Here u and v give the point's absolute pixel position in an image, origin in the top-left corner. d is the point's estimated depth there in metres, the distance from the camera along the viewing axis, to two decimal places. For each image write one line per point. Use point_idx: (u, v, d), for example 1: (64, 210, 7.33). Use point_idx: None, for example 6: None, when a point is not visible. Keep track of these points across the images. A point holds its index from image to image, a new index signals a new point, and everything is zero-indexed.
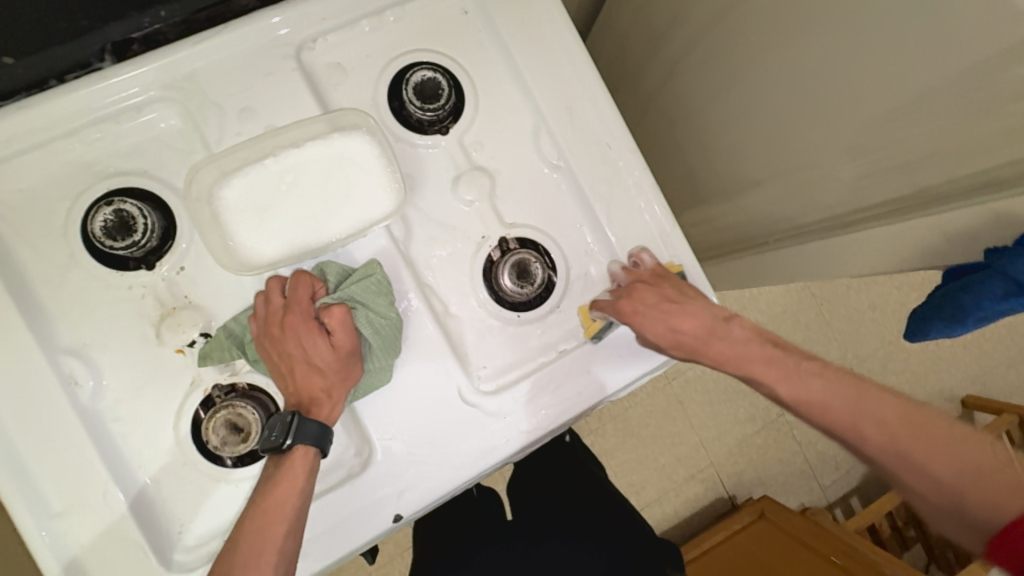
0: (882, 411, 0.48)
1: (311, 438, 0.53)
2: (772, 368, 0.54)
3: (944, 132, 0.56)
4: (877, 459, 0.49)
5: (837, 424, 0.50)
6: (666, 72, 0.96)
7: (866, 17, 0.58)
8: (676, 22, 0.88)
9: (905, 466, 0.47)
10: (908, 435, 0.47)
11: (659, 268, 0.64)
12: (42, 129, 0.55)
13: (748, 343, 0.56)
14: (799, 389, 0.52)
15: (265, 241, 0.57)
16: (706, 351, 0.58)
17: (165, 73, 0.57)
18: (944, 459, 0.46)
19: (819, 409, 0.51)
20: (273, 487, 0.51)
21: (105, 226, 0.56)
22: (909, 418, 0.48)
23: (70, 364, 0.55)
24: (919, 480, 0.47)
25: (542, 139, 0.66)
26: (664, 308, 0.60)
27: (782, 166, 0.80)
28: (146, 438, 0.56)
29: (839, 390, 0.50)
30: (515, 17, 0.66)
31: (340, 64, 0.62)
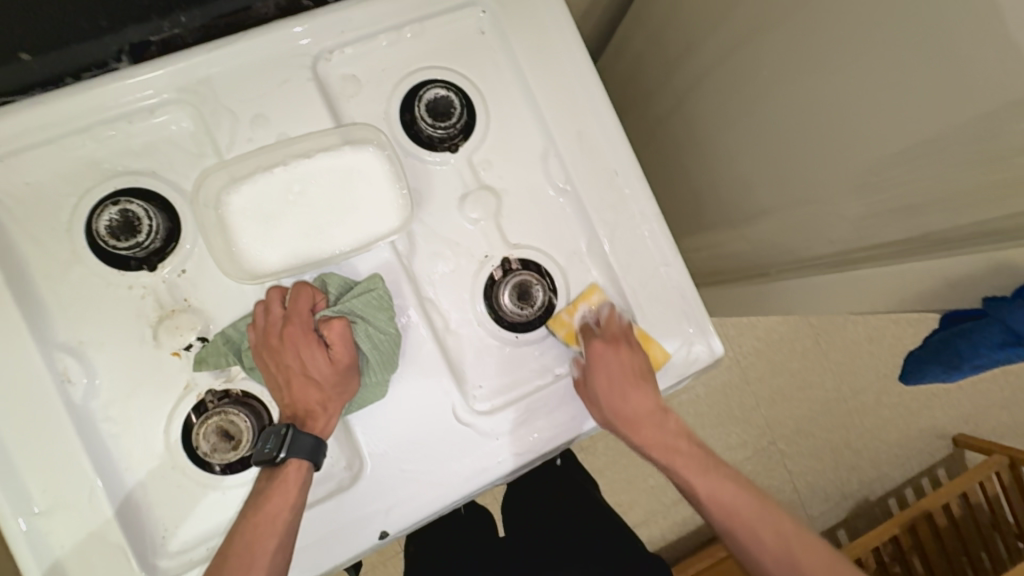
0: (780, 523, 0.58)
1: (305, 452, 0.52)
2: (691, 464, 0.61)
3: (949, 179, 0.57)
4: (756, 560, 0.57)
5: (733, 522, 0.58)
6: (676, 99, 0.97)
7: (876, 61, 0.59)
8: (690, 51, 0.89)
9: (774, 565, 0.56)
10: (795, 540, 0.57)
11: (625, 328, 0.63)
12: (54, 125, 0.55)
13: (678, 438, 0.62)
14: (712, 489, 0.60)
15: (270, 250, 0.57)
16: (638, 433, 0.62)
17: (181, 77, 0.57)
18: (815, 558, 0.55)
19: (719, 502, 0.59)
20: (265, 500, 0.51)
21: (110, 226, 0.56)
22: (786, 534, 0.57)
23: (65, 361, 0.55)
24: (783, 570, 0.56)
25: (550, 161, 0.67)
26: (624, 372, 0.61)
27: (786, 200, 0.80)
28: (136, 439, 0.56)
29: (745, 494, 0.59)
30: (531, 39, 0.66)
31: (354, 76, 0.63)
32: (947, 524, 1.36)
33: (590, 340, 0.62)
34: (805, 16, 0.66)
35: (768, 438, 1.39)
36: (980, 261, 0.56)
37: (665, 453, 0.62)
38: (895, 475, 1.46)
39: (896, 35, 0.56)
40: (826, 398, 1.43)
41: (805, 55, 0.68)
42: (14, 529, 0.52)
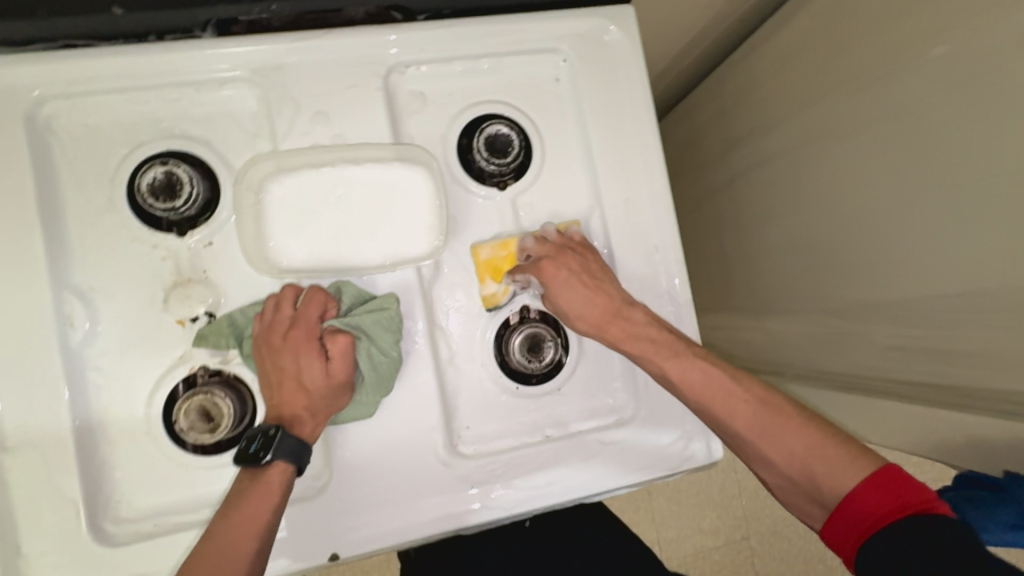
0: (750, 391, 0.55)
1: (291, 454, 0.48)
2: (663, 350, 0.58)
3: (1001, 340, 0.55)
4: (747, 434, 0.54)
5: (715, 403, 0.55)
6: (725, 180, 0.95)
7: (943, 202, 0.57)
8: (747, 139, 0.88)
9: (768, 441, 0.53)
10: (769, 414, 0.53)
11: (563, 236, 0.62)
12: (125, 75, 0.56)
13: (650, 329, 0.59)
14: (689, 373, 0.57)
15: (296, 247, 0.56)
16: (609, 330, 0.60)
17: (257, 59, 0.58)
18: (800, 437, 0.51)
19: (705, 391, 0.56)
20: (244, 504, 0.46)
21: (152, 184, 0.56)
22: (771, 405, 0.54)
23: (72, 304, 0.55)
24: (782, 456, 0.52)
25: (593, 221, 0.66)
26: (581, 281, 0.60)
27: (817, 309, 0.78)
28: (120, 397, 0.55)
29: (719, 376, 0.56)
30: (603, 97, 0.66)
31: (422, 94, 0.63)
32: None
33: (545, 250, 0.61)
34: (875, 137, 0.64)
35: (743, 533, 1.34)
36: (1010, 433, 0.54)
37: (638, 343, 0.59)
38: None
39: (981, 183, 0.54)
40: None
41: (869, 175, 0.66)
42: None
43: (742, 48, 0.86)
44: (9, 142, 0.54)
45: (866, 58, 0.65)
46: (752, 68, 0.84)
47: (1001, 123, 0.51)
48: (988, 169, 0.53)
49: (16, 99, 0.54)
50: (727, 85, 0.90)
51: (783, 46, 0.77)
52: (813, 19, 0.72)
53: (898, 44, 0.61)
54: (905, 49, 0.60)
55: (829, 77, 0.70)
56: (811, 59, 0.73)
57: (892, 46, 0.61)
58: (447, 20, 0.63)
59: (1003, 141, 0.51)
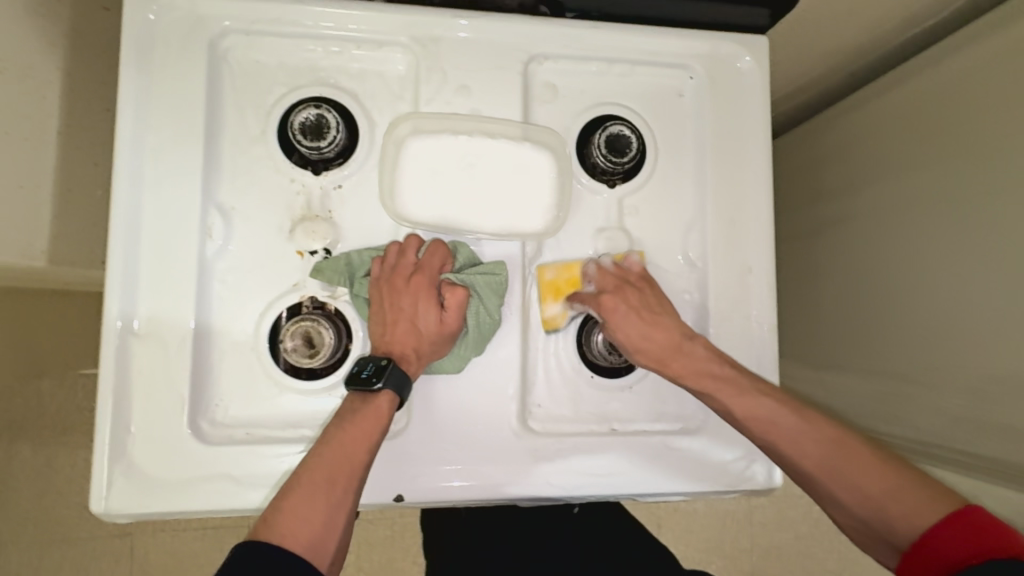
0: (819, 432, 0.55)
1: (396, 385, 0.51)
2: (730, 387, 0.59)
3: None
4: (813, 475, 0.55)
5: (779, 439, 0.56)
6: (802, 227, 0.94)
7: None
8: (835, 188, 0.87)
9: (837, 482, 0.53)
10: (839, 457, 0.54)
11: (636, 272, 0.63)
12: (302, 24, 0.62)
13: (714, 364, 0.60)
14: (750, 409, 0.58)
15: (421, 202, 0.60)
16: (669, 367, 0.61)
17: (417, 29, 0.63)
18: (875, 479, 0.52)
19: (770, 429, 0.57)
20: (357, 419, 0.49)
21: (303, 124, 0.61)
22: (843, 445, 0.54)
23: (213, 218, 0.60)
24: (853, 497, 0.52)
25: (692, 234, 0.68)
26: (639, 315, 0.61)
27: (881, 366, 0.78)
28: (236, 310, 0.60)
29: (785, 412, 0.57)
30: (723, 118, 0.68)
31: (554, 86, 0.67)
32: None
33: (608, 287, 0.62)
34: (979, 214, 0.64)
35: None
36: None
37: (698, 377, 0.60)
38: None
39: None
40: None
41: (973, 249, 0.65)
42: (112, 326, 0.56)
43: (841, 103, 0.85)
44: (191, 65, 0.60)
45: (981, 131, 0.64)
46: (850, 124, 0.83)
47: None
48: None
49: (206, 28, 0.60)
50: (818, 137, 0.90)
51: (888, 107, 0.76)
52: (926, 88, 0.71)
53: (1020, 125, 0.60)
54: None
55: (935, 144, 0.70)
56: (917, 125, 0.72)
57: (1013, 126, 0.61)
58: (593, 23, 0.67)
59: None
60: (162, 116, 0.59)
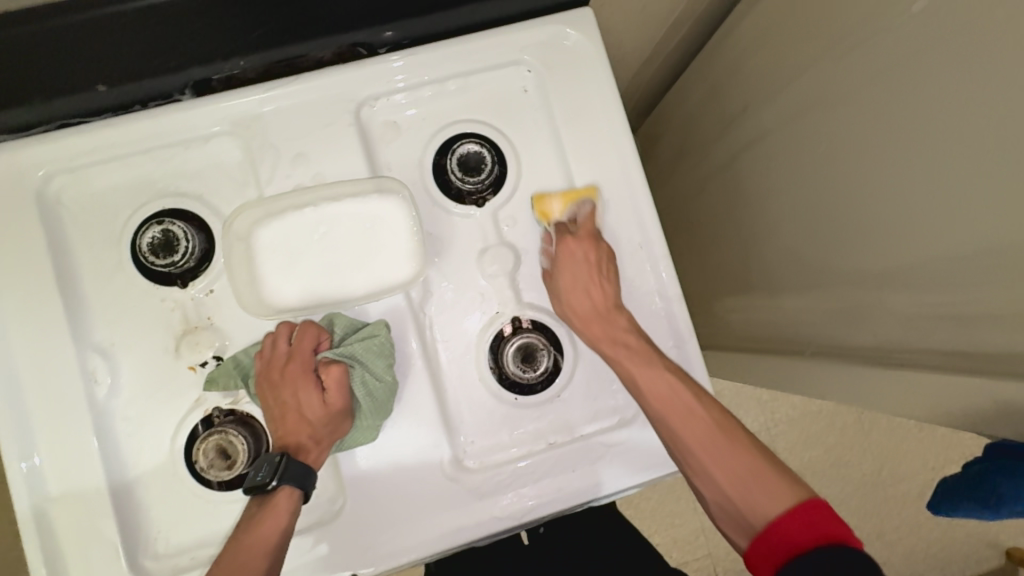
0: (708, 410, 0.56)
1: (295, 479, 0.53)
2: (640, 355, 0.60)
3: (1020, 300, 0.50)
4: (688, 446, 0.55)
5: (677, 420, 0.56)
6: (725, 160, 0.92)
7: (941, 159, 0.55)
8: (743, 114, 0.85)
9: (707, 455, 0.54)
10: (715, 439, 0.54)
11: (591, 213, 0.65)
12: (118, 144, 0.60)
13: (632, 337, 0.61)
14: (651, 375, 0.58)
15: (288, 287, 0.59)
16: (592, 331, 0.62)
17: (234, 113, 0.62)
18: (732, 471, 0.53)
19: (664, 402, 0.57)
20: (256, 524, 0.51)
21: (151, 244, 0.61)
22: (726, 427, 0.55)
23: (94, 361, 0.59)
24: (729, 482, 0.52)
25: (575, 226, 0.66)
26: (586, 265, 0.63)
27: (828, 281, 0.74)
28: (145, 442, 0.60)
29: (683, 388, 0.57)
30: (571, 100, 0.66)
31: (395, 122, 0.65)
32: None
33: (556, 239, 0.64)
34: (866, 102, 0.62)
35: None
36: (990, 399, 0.54)
37: (613, 346, 0.61)
38: None
39: (975, 138, 0.51)
40: (861, 482, 1.36)
41: (869, 139, 0.62)
42: (17, 473, 0.57)
43: (730, 19, 0.83)
44: (23, 219, 0.59)
45: (850, 19, 0.62)
46: (739, 45, 0.82)
47: (986, 71, 0.49)
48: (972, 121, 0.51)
49: (26, 180, 0.59)
50: (716, 62, 0.89)
51: (765, 19, 0.76)
52: None
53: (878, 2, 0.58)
54: (882, 11, 0.58)
55: (814, 45, 0.68)
56: (796, 28, 0.71)
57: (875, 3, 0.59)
58: (424, 47, 0.65)
59: (1009, 83, 0.47)
60: (12, 278, 0.59)
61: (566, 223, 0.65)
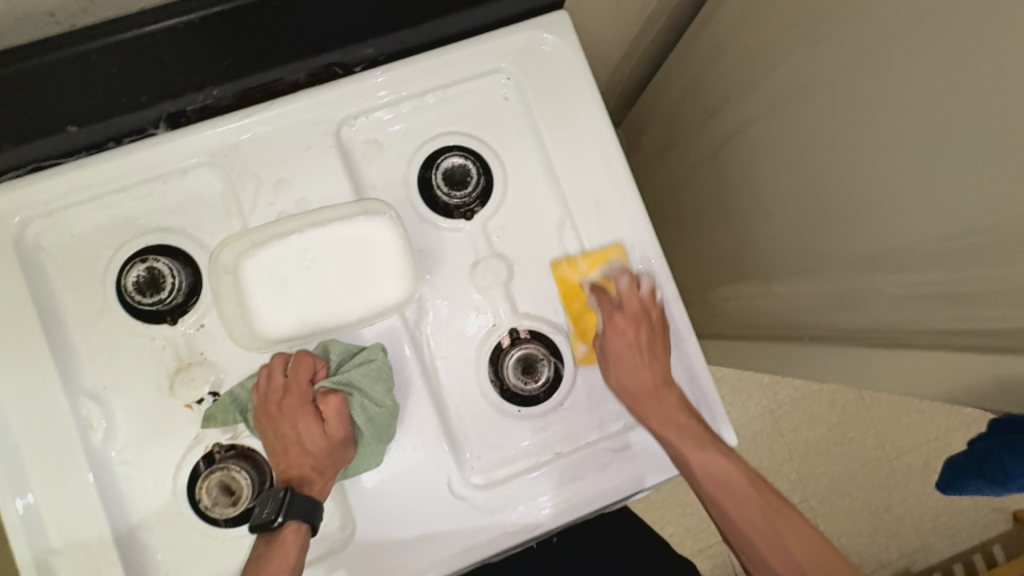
0: (773, 505, 0.55)
1: (302, 514, 0.53)
2: (693, 436, 0.58)
3: (1012, 275, 0.50)
4: (730, 517, 0.56)
5: (728, 501, 0.56)
6: (711, 151, 0.92)
7: (927, 139, 0.54)
8: (726, 104, 0.85)
9: (742, 517, 0.55)
10: (787, 540, 0.53)
11: (633, 279, 0.64)
12: (95, 183, 0.59)
13: (683, 415, 0.60)
14: (706, 463, 0.57)
15: (279, 317, 0.58)
16: (641, 406, 0.60)
17: (212, 143, 0.60)
18: (798, 544, 0.53)
19: (718, 483, 0.56)
20: (264, 563, 0.51)
21: (137, 282, 0.60)
22: (784, 513, 0.54)
23: (87, 407, 0.58)
24: (776, 555, 0.53)
25: (566, 232, 0.65)
26: (636, 347, 0.61)
27: (822, 266, 0.73)
28: (146, 484, 0.59)
29: (737, 469, 0.57)
30: (552, 105, 0.65)
31: (376, 140, 0.64)
32: None
33: (603, 311, 0.63)
34: (849, 85, 0.62)
35: (801, 495, 1.35)
36: (992, 376, 0.54)
37: (665, 424, 0.59)
38: (942, 547, 1.37)
39: (961, 115, 0.51)
40: (867, 458, 1.37)
41: (854, 122, 0.62)
42: (17, 527, 0.56)
43: (706, 9, 0.83)
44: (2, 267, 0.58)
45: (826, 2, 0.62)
46: (717, 34, 0.82)
47: (967, 48, 0.49)
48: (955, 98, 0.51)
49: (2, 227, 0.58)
50: (696, 52, 0.88)
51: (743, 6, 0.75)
52: None
53: None
54: None
55: (793, 30, 0.68)
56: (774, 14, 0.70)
57: None
58: (402, 63, 0.64)
59: (992, 57, 0.47)
60: None
61: (612, 274, 0.65)
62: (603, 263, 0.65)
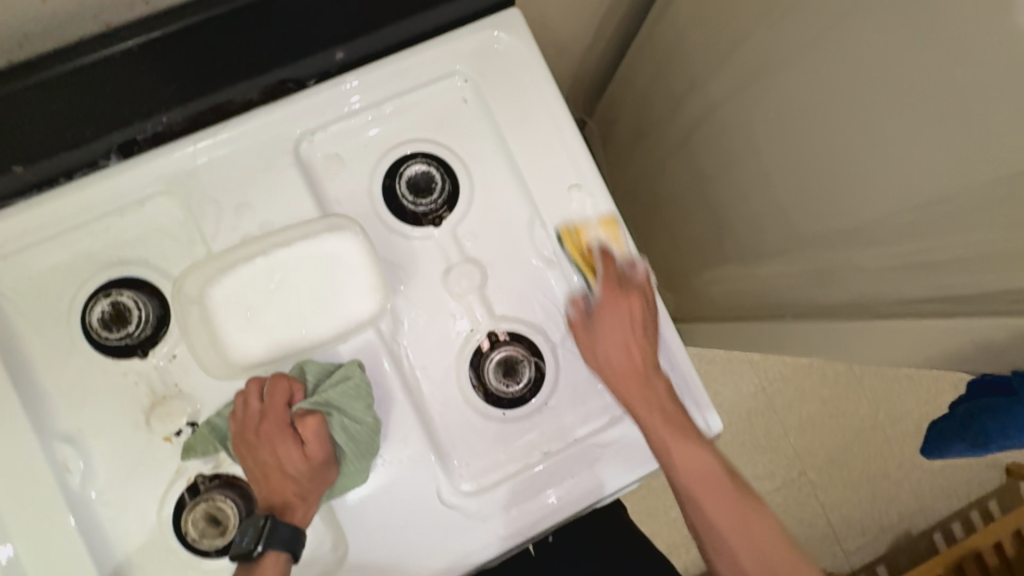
0: (706, 460, 0.56)
1: (283, 543, 0.53)
2: (643, 372, 0.59)
3: (974, 238, 0.51)
4: (667, 451, 0.57)
5: (672, 441, 0.57)
6: (681, 137, 0.92)
7: (886, 109, 0.54)
8: (691, 89, 0.85)
9: (683, 459, 0.56)
10: (705, 483, 0.56)
11: (632, 250, 0.63)
12: (53, 222, 0.58)
13: (640, 349, 0.60)
14: (652, 403, 0.58)
15: (251, 341, 0.57)
16: (598, 320, 0.61)
17: (169, 171, 0.59)
18: (726, 503, 0.55)
19: (665, 416, 0.58)
20: None
21: (102, 318, 0.58)
22: (715, 456, 0.57)
23: (63, 451, 0.57)
24: (708, 495, 0.56)
25: (537, 232, 0.65)
26: (607, 278, 0.62)
27: (796, 244, 0.74)
28: (130, 524, 0.58)
29: (679, 411, 0.58)
30: (513, 105, 0.65)
31: (338, 154, 0.63)
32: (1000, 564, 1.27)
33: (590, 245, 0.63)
34: (806, 62, 0.61)
35: (799, 469, 1.37)
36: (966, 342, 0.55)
37: (619, 347, 0.60)
38: (940, 507, 1.40)
39: (912, 82, 0.50)
40: (860, 426, 1.38)
41: (814, 99, 0.62)
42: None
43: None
44: None
45: None
46: (676, 19, 0.81)
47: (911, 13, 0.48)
48: (905, 68, 0.50)
49: None
50: (657, 39, 0.88)
51: None
52: None
53: None
54: None
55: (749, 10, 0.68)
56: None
57: None
58: (376, 63, 0.64)
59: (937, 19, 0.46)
60: None
61: (609, 245, 0.64)
62: (589, 230, 0.64)
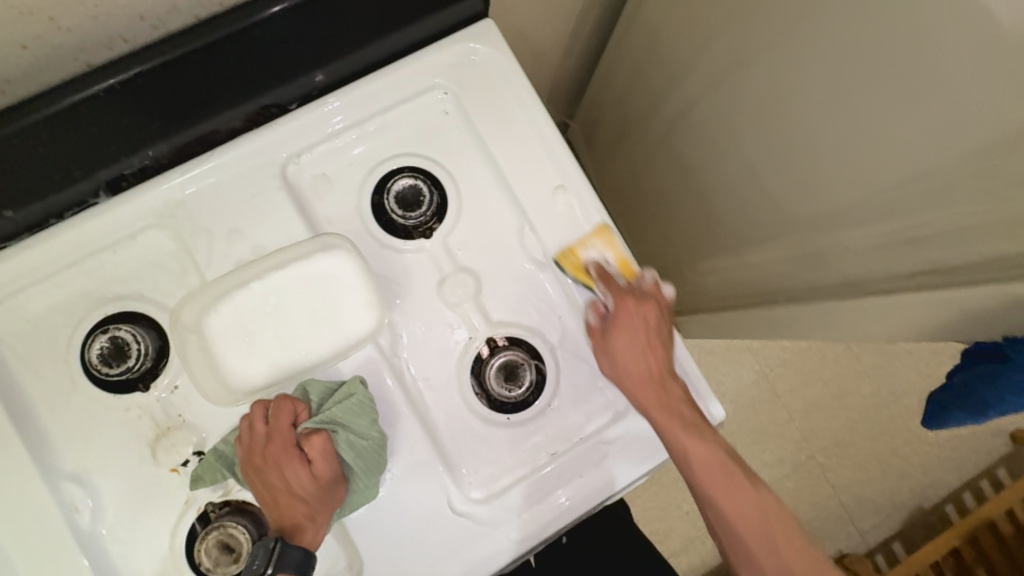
0: (744, 511, 0.57)
1: (295, 565, 0.52)
2: (682, 432, 0.59)
3: (953, 210, 0.52)
4: (707, 490, 0.58)
5: (721, 488, 0.58)
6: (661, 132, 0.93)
7: (862, 90, 0.55)
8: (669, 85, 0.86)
9: (729, 503, 0.57)
10: (767, 541, 0.56)
11: (648, 289, 0.64)
12: (48, 263, 0.59)
13: (685, 405, 0.61)
14: (705, 458, 0.58)
15: (254, 365, 0.58)
16: (641, 395, 0.60)
17: (159, 204, 0.60)
18: (775, 550, 0.56)
19: (709, 476, 0.58)
20: None
21: (102, 353, 0.58)
22: (771, 512, 0.57)
23: (70, 490, 0.57)
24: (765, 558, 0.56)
25: (527, 236, 0.66)
26: (642, 335, 0.62)
27: (783, 229, 0.75)
28: (142, 558, 0.58)
29: (726, 464, 0.58)
30: (493, 113, 0.66)
31: (325, 174, 0.64)
32: (1015, 532, 1.27)
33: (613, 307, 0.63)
34: (778, 50, 0.63)
35: (808, 452, 1.37)
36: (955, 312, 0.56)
37: (666, 411, 0.60)
38: (949, 479, 1.41)
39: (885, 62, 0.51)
40: (864, 404, 1.39)
41: (789, 85, 0.63)
42: None
43: None
44: None
45: None
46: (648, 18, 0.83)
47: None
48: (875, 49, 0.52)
49: None
50: (632, 39, 0.89)
51: None
52: None
53: None
54: None
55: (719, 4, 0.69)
56: None
57: None
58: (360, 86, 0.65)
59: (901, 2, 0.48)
60: None
61: (601, 259, 0.65)
62: (585, 247, 0.65)
